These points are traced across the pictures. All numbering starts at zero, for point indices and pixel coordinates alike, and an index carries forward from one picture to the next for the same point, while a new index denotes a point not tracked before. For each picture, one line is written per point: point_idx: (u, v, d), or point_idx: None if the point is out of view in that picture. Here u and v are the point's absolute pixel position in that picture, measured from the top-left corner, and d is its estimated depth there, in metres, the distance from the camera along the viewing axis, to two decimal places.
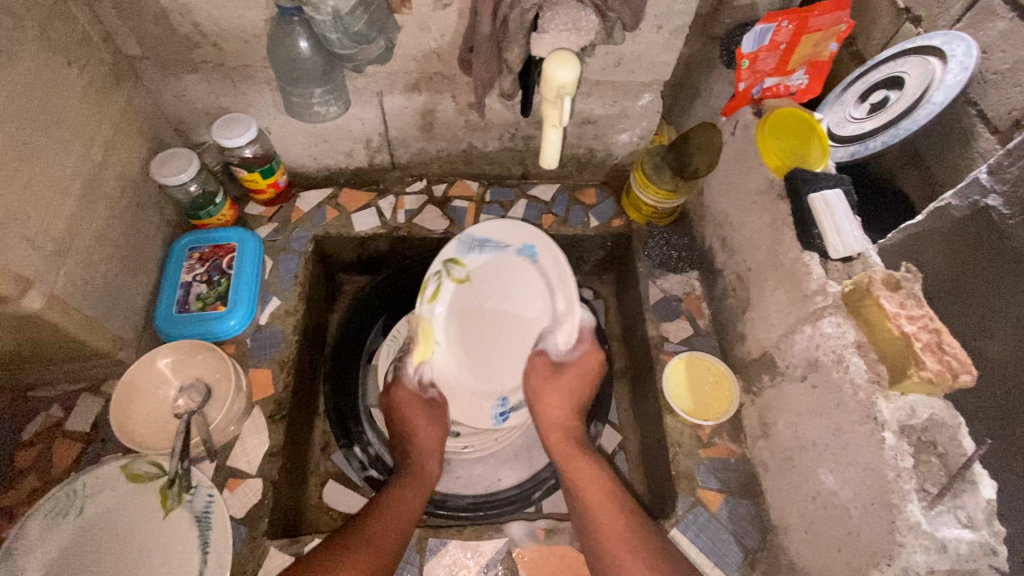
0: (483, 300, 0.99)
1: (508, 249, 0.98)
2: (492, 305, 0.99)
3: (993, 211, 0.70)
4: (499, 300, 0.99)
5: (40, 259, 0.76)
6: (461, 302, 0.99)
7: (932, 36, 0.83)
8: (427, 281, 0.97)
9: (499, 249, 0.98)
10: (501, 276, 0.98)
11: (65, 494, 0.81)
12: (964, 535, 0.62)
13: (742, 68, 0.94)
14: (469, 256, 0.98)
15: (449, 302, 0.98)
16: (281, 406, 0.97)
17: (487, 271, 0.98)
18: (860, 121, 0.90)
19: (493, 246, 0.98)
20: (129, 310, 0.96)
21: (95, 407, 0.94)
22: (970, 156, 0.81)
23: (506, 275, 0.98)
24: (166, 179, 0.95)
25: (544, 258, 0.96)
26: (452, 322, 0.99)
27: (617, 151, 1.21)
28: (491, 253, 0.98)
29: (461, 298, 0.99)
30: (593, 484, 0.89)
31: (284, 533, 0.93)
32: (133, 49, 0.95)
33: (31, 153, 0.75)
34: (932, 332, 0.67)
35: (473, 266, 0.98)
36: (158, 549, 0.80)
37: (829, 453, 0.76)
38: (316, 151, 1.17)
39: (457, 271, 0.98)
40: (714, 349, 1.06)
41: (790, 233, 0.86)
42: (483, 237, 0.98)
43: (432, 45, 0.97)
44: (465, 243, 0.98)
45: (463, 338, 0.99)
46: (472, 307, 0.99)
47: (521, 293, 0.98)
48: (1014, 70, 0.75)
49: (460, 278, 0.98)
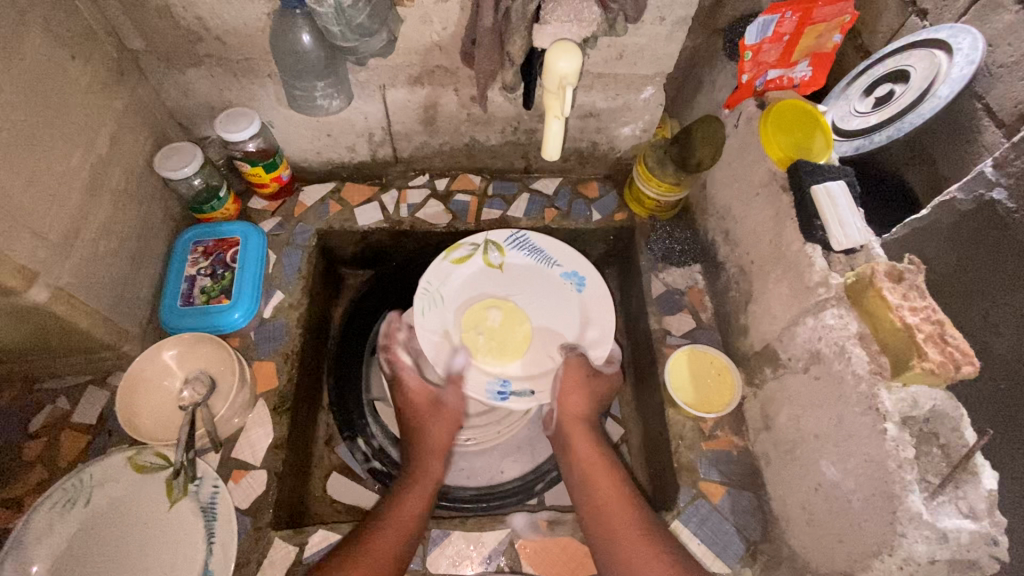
0: (511, 293, 1.02)
1: (555, 267, 1.04)
2: (519, 299, 1.01)
3: (999, 205, 0.71)
4: (527, 298, 1.01)
5: (45, 251, 0.77)
6: (489, 279, 1.03)
7: (938, 30, 0.83)
8: (463, 245, 1.04)
9: (543, 263, 1.04)
10: (536, 281, 1.03)
11: (71, 486, 0.82)
12: (965, 525, 0.63)
13: (746, 60, 0.93)
14: (511, 249, 1.05)
15: (478, 276, 1.03)
16: (285, 399, 0.98)
17: (522, 271, 1.04)
18: (865, 115, 0.89)
19: (539, 253, 1.05)
20: (133, 303, 0.96)
21: (101, 399, 0.95)
22: (976, 151, 0.81)
23: (539, 283, 1.03)
24: (171, 175, 0.96)
25: (590, 289, 1.01)
26: (472, 289, 1.02)
27: (620, 144, 1.21)
28: (536, 260, 1.05)
29: (487, 277, 1.03)
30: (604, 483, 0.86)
31: (288, 524, 0.94)
32: (136, 42, 0.96)
33: (36, 145, 0.76)
34: (935, 323, 0.67)
35: (513, 262, 1.04)
36: (164, 539, 0.81)
37: (831, 444, 0.76)
38: (320, 145, 1.17)
39: (497, 255, 1.05)
40: (717, 342, 1.06)
41: (793, 225, 0.86)
42: (535, 246, 1.06)
43: (434, 38, 0.97)
44: (511, 238, 1.05)
45: (476, 304, 1.00)
46: (497, 291, 1.02)
47: (552, 304, 1.01)
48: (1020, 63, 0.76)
49: (496, 262, 1.04)
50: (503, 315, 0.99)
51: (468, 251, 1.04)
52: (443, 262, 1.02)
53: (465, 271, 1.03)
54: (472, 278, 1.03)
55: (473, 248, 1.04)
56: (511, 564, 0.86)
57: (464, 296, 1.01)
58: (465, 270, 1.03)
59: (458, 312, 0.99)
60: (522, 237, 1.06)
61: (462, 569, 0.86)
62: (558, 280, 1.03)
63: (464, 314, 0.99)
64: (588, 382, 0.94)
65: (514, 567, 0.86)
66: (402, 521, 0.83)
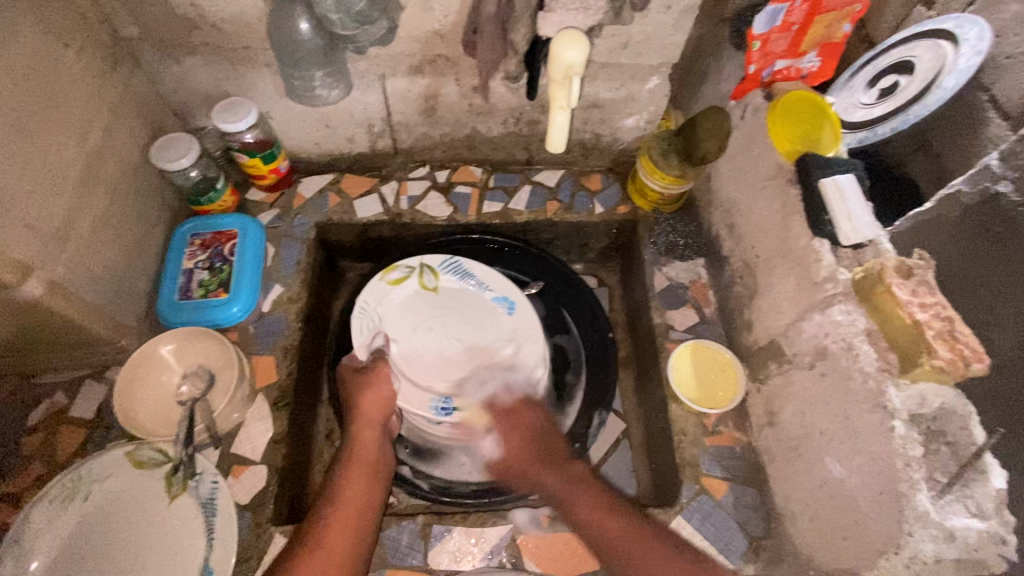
0: (439, 314, 1.08)
1: (486, 293, 1.09)
2: (450, 321, 1.07)
3: (1003, 197, 0.70)
4: (457, 320, 1.07)
5: (41, 245, 0.76)
6: (422, 297, 1.08)
7: (943, 19, 0.80)
8: (400, 267, 1.10)
9: (476, 287, 1.09)
10: (468, 303, 1.09)
11: (70, 481, 0.81)
12: (974, 525, 0.62)
13: (753, 50, 0.91)
14: (445, 273, 1.10)
15: (415, 295, 1.08)
16: (285, 393, 0.97)
17: (453, 293, 1.09)
18: (871, 107, 0.89)
19: (470, 277, 1.10)
20: (131, 297, 0.95)
21: (99, 393, 0.94)
22: (979, 141, 0.79)
23: (469, 306, 1.09)
24: (167, 165, 0.94)
25: (516, 312, 1.06)
26: (410, 307, 1.07)
27: (623, 135, 1.19)
28: (466, 284, 1.10)
29: (420, 298, 1.08)
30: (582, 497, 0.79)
31: (289, 519, 0.93)
32: (131, 30, 0.94)
33: (29, 135, 0.74)
34: (945, 320, 0.65)
35: (449, 284, 1.10)
36: (165, 535, 0.81)
37: (837, 441, 0.75)
38: (318, 136, 1.15)
39: (432, 276, 1.10)
40: (721, 337, 1.05)
41: (800, 219, 0.84)
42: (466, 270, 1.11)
43: (436, 26, 0.95)
44: (448, 263, 1.11)
45: (411, 325, 1.06)
46: (430, 314, 1.07)
47: (480, 323, 1.07)
48: None
49: (432, 282, 1.10)
50: (439, 338, 1.06)
51: (404, 274, 1.09)
52: (383, 283, 1.08)
53: (405, 288, 1.08)
54: (406, 297, 1.08)
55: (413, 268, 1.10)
56: (513, 560, 0.86)
57: (401, 315, 1.06)
58: (402, 287, 1.08)
59: (399, 330, 1.05)
60: (455, 262, 1.11)
61: (463, 565, 0.85)
62: (490, 304, 1.08)
63: (405, 335, 1.05)
64: (516, 419, 0.92)
65: (516, 563, 0.86)
66: (356, 510, 0.78)
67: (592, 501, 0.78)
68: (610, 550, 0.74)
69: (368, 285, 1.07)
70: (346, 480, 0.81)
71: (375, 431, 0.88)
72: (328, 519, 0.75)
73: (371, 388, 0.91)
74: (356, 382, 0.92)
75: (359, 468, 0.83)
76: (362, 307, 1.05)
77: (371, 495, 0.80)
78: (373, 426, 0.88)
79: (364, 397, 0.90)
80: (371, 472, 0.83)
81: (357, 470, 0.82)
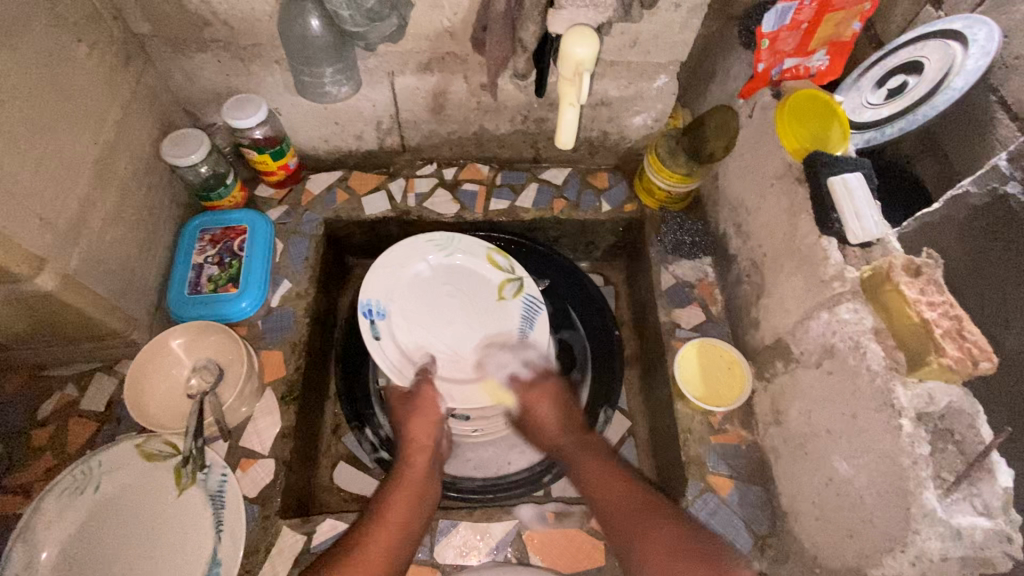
0: (481, 315, 1.04)
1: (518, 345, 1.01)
2: (472, 321, 1.04)
3: (1012, 199, 0.70)
4: (476, 325, 1.04)
5: (54, 238, 0.77)
6: (484, 290, 1.07)
7: (952, 20, 0.80)
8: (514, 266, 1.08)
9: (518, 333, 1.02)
10: (499, 332, 1.03)
11: (81, 473, 0.83)
12: (981, 524, 0.62)
13: (763, 49, 0.91)
14: (517, 304, 1.05)
15: (484, 283, 1.07)
16: (292, 388, 0.98)
17: (504, 319, 1.04)
18: (877, 107, 0.87)
19: (529, 326, 1.03)
20: (141, 291, 0.96)
21: (109, 386, 0.95)
22: (988, 142, 0.79)
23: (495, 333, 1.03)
24: (177, 160, 0.95)
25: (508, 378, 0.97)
26: (447, 272, 1.07)
27: (630, 134, 1.20)
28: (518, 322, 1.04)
29: (485, 294, 1.06)
30: (594, 471, 0.82)
31: (295, 512, 0.94)
32: (143, 26, 0.94)
33: (43, 130, 0.75)
34: (954, 319, 0.66)
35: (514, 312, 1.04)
36: (174, 526, 0.82)
37: (843, 440, 0.75)
38: (327, 133, 1.16)
39: (515, 290, 1.06)
40: (727, 336, 1.05)
41: (807, 217, 0.84)
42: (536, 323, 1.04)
43: (445, 24, 0.95)
44: (528, 305, 1.05)
45: (433, 283, 1.06)
46: (462, 303, 1.05)
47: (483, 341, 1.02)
48: None
49: (510, 295, 1.06)
50: (452, 334, 1.02)
51: (495, 275, 1.07)
52: (479, 256, 1.08)
53: (482, 274, 1.07)
54: (465, 275, 1.07)
55: (517, 282, 1.07)
56: (518, 555, 0.87)
57: (432, 267, 1.07)
58: (459, 256, 1.08)
59: (409, 267, 1.06)
60: (535, 304, 1.05)
61: (469, 560, 0.86)
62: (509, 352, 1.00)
63: (406, 275, 1.05)
64: (549, 405, 0.92)
65: (521, 558, 0.86)
66: (402, 530, 0.77)
67: (619, 485, 0.79)
68: (614, 519, 0.76)
69: (476, 243, 1.08)
70: (391, 496, 0.81)
71: (426, 453, 0.88)
72: (373, 535, 0.75)
73: (423, 407, 0.92)
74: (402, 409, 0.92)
75: (406, 491, 0.82)
76: (422, 241, 1.07)
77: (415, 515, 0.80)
78: (425, 451, 0.88)
79: (415, 422, 0.90)
80: (418, 495, 0.82)
81: (405, 492, 0.82)
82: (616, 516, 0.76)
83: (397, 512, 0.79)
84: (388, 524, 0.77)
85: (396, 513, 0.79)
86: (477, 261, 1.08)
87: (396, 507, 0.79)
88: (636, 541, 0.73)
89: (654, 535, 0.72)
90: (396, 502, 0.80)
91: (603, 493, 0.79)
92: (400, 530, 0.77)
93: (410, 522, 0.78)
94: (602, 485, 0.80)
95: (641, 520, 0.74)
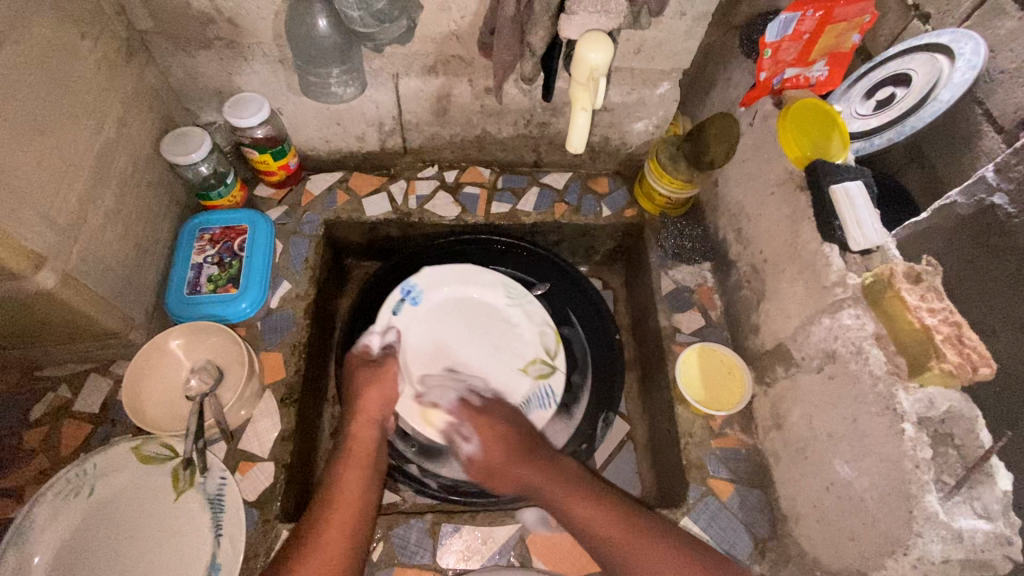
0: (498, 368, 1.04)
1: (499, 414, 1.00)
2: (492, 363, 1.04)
3: (999, 209, 0.69)
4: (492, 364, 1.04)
5: (53, 235, 0.75)
6: (508, 356, 1.06)
7: (940, 33, 0.80)
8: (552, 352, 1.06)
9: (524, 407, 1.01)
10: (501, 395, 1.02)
11: (75, 476, 0.81)
12: (980, 526, 0.63)
13: (764, 58, 0.93)
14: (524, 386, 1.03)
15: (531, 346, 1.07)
16: (292, 390, 0.97)
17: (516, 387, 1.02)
18: (866, 118, 0.88)
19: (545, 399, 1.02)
20: (140, 290, 0.95)
21: (105, 387, 0.93)
22: (973, 154, 0.78)
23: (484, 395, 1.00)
24: (178, 159, 0.94)
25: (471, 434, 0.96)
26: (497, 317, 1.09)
27: (631, 139, 1.21)
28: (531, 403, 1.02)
29: (511, 358, 1.05)
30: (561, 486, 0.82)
31: (295, 516, 0.92)
32: (145, 23, 0.93)
33: (45, 126, 0.74)
34: (953, 325, 0.67)
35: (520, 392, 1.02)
36: (172, 530, 0.80)
37: (844, 443, 0.77)
38: (328, 133, 1.15)
39: (540, 373, 1.04)
40: (726, 341, 1.06)
41: (809, 225, 0.86)
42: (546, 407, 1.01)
43: (452, 27, 0.96)
44: (539, 393, 1.03)
45: (474, 313, 1.09)
46: (459, 330, 1.07)
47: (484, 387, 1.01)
48: (1022, 70, 0.72)
49: (533, 375, 1.04)
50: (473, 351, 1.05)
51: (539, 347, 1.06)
52: (535, 326, 1.08)
53: (524, 339, 1.07)
54: (505, 331, 1.08)
55: (548, 368, 1.05)
56: (521, 559, 0.87)
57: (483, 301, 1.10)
58: (519, 312, 1.09)
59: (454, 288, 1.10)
60: (550, 393, 1.03)
61: (471, 563, 0.85)
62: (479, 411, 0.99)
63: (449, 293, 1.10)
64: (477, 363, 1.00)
65: (524, 562, 0.86)
66: (357, 506, 0.78)
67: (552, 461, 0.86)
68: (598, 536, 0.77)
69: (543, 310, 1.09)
70: (345, 476, 0.81)
71: (373, 423, 0.88)
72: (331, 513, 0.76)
73: (383, 382, 0.92)
74: (364, 376, 0.93)
75: (357, 463, 0.82)
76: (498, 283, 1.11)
77: (367, 492, 0.80)
78: (370, 421, 0.88)
79: (370, 393, 0.90)
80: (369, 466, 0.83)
81: (355, 465, 0.82)
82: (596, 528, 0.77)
83: (349, 484, 0.80)
84: (342, 507, 0.77)
85: (347, 491, 0.79)
86: (529, 327, 1.08)
87: (348, 481, 0.80)
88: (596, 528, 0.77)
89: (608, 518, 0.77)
90: (347, 484, 0.80)
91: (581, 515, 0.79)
92: (356, 508, 0.77)
93: (363, 501, 0.79)
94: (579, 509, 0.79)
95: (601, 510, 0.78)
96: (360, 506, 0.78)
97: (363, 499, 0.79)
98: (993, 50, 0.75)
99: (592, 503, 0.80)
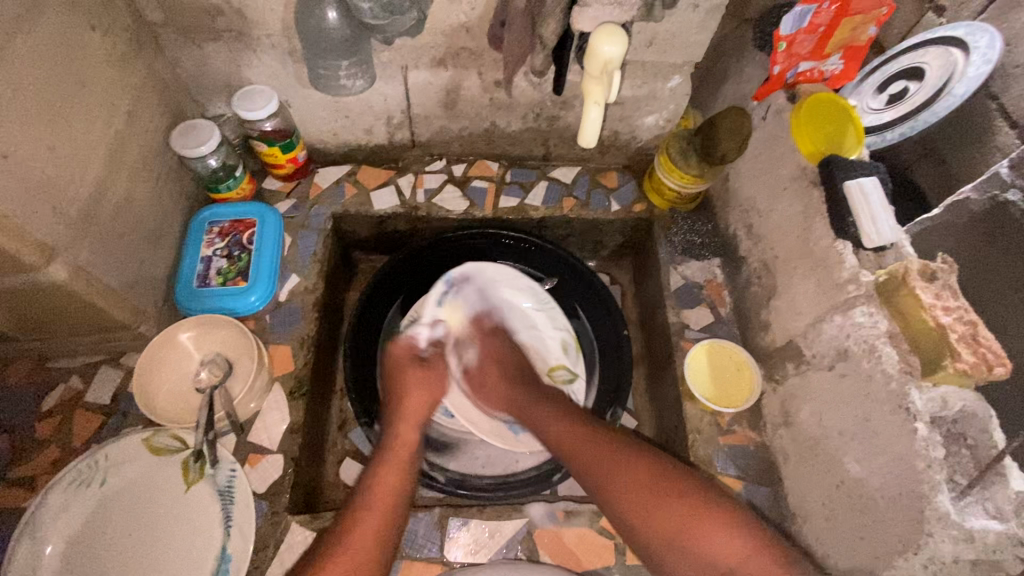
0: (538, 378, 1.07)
1: None
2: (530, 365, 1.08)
3: (1013, 206, 0.68)
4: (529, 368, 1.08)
5: (64, 227, 0.75)
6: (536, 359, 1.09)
7: (955, 26, 0.79)
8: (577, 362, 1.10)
9: None
10: None
11: (86, 466, 0.81)
12: (993, 526, 0.61)
13: (779, 51, 0.89)
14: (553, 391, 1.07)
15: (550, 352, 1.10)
16: (301, 383, 0.97)
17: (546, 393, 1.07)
18: (878, 112, 0.86)
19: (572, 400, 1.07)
20: (150, 283, 0.95)
21: (115, 379, 0.94)
22: (987, 151, 0.76)
23: None
24: (187, 152, 0.94)
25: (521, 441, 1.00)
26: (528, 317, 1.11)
27: (641, 133, 1.20)
28: None
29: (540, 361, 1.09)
30: (610, 469, 0.76)
31: (304, 508, 0.93)
32: (154, 14, 0.93)
33: (56, 119, 0.74)
34: (968, 324, 0.66)
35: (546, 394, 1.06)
36: (183, 521, 0.81)
37: (855, 441, 0.76)
38: (336, 126, 1.15)
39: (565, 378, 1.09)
40: (735, 338, 1.06)
41: (823, 221, 0.85)
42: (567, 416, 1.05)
43: (462, 19, 0.95)
44: None
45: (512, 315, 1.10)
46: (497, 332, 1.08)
47: None
48: None
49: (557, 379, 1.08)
50: None
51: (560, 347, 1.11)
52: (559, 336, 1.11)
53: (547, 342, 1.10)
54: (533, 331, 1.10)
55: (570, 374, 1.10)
56: (528, 553, 0.87)
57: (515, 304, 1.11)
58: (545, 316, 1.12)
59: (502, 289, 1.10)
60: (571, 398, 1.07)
61: (479, 557, 0.86)
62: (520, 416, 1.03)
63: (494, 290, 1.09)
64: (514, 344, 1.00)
65: (531, 556, 0.86)
66: (389, 510, 0.76)
67: (586, 431, 0.82)
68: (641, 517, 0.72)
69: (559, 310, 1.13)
70: (380, 477, 0.79)
71: (417, 428, 0.88)
72: (364, 509, 0.75)
73: (428, 384, 0.93)
74: (411, 377, 0.93)
75: (391, 468, 0.81)
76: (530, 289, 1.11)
77: (401, 497, 0.79)
78: (410, 422, 0.88)
79: (412, 399, 0.91)
80: (405, 471, 0.81)
81: (390, 468, 0.81)
82: (648, 512, 0.71)
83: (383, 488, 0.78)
84: (377, 510, 0.75)
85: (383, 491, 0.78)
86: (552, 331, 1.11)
87: (383, 487, 0.78)
88: (631, 512, 0.72)
89: (652, 502, 0.72)
90: (384, 482, 0.79)
91: (636, 492, 0.73)
92: (389, 509, 0.76)
93: (393, 510, 0.77)
94: (635, 486, 0.74)
95: (637, 480, 0.74)
96: (392, 509, 0.76)
97: (394, 503, 0.77)
98: (1014, 44, 0.73)
99: (644, 483, 0.73)
